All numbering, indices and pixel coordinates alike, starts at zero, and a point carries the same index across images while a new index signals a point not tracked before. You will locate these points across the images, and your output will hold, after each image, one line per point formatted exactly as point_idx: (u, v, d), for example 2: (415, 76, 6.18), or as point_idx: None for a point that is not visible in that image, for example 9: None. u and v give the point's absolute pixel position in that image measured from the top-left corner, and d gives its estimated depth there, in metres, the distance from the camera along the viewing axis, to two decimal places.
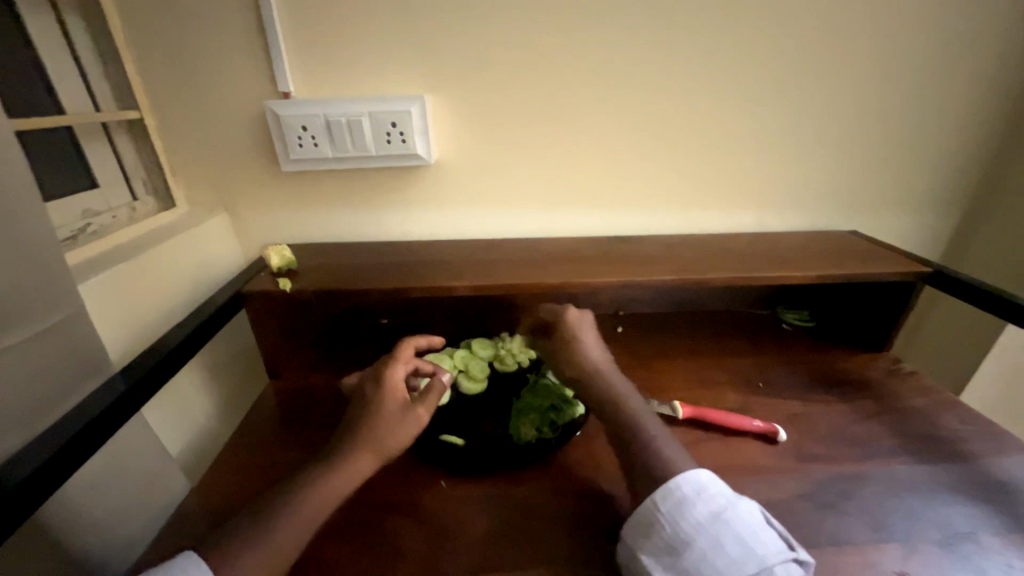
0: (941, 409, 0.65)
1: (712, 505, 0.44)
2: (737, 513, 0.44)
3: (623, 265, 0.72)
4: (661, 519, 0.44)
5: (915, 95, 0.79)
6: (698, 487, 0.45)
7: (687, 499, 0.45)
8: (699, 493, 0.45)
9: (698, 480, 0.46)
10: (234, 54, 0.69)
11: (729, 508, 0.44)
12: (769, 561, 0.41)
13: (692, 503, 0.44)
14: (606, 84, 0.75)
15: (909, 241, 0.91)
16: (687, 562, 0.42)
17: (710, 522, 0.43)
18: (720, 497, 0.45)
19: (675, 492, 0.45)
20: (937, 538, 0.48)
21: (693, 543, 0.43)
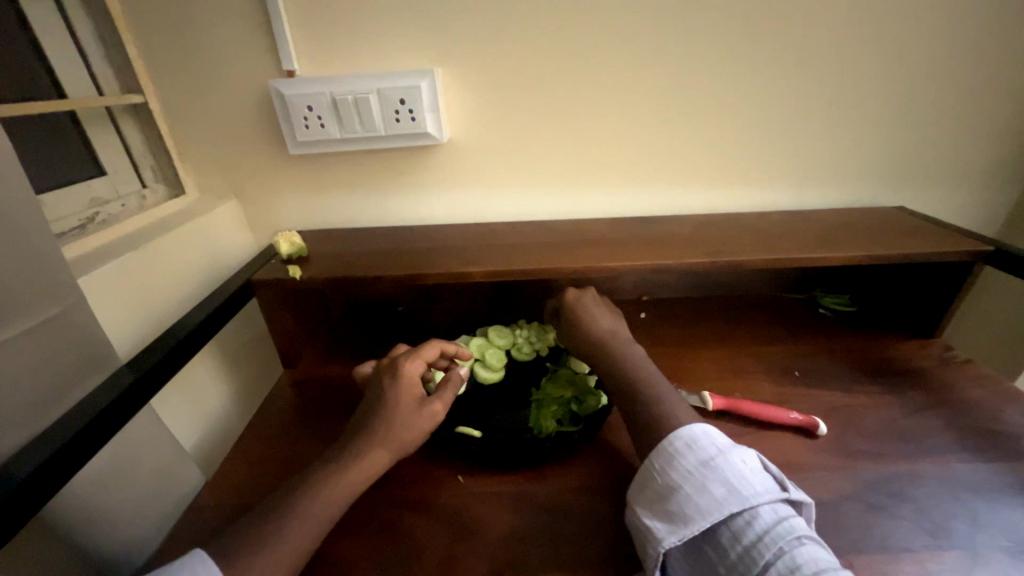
0: (1001, 400, 0.60)
1: (701, 454, 0.42)
2: (729, 461, 0.41)
3: (648, 248, 0.68)
4: (653, 473, 0.43)
5: (979, 51, 0.71)
6: (688, 439, 0.43)
7: (675, 450, 0.43)
8: (689, 444, 0.43)
9: (689, 431, 0.44)
10: (236, 30, 0.66)
11: (720, 455, 0.41)
12: (755, 502, 0.38)
13: (679, 453, 0.43)
14: (630, 51, 0.69)
15: (963, 216, 0.84)
16: (672, 507, 0.41)
17: (698, 470, 0.41)
18: (711, 446, 0.42)
19: (666, 445, 0.44)
20: (1003, 545, 0.44)
21: (677, 489, 0.41)
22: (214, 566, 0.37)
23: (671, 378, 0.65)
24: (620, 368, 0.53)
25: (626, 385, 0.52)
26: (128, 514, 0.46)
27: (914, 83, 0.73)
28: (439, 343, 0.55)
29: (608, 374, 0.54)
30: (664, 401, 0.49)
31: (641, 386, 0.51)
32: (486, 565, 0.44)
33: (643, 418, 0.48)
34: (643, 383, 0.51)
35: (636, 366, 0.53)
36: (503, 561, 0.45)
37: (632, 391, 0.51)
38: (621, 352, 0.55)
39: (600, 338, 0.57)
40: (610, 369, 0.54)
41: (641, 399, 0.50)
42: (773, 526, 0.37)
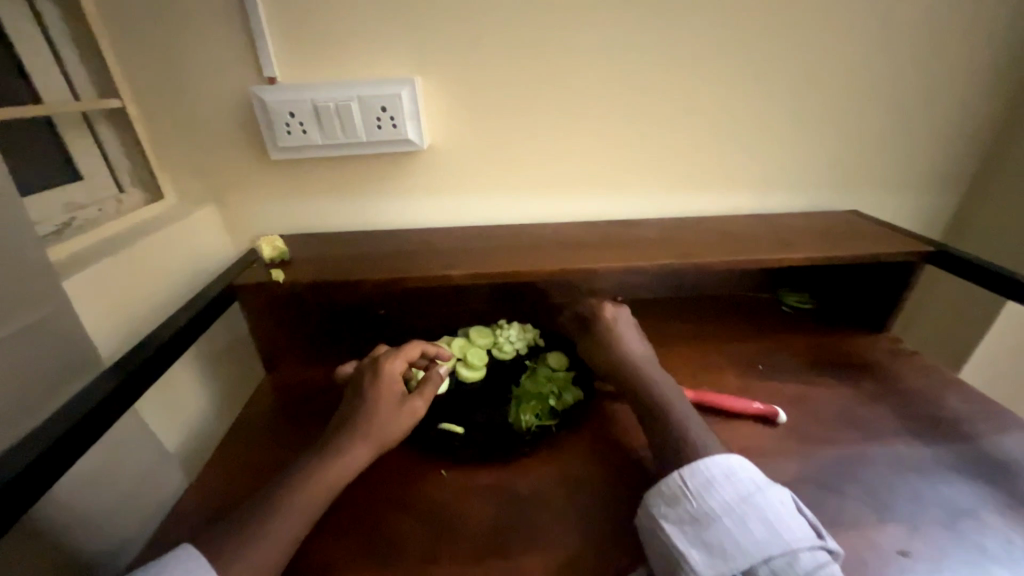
0: (943, 388, 0.65)
1: (741, 488, 0.44)
2: (766, 497, 0.43)
3: (622, 250, 0.71)
4: (689, 499, 0.44)
5: (920, 68, 0.77)
6: (727, 470, 0.45)
7: (715, 479, 0.44)
8: (728, 476, 0.45)
9: (728, 462, 0.46)
10: (216, 37, 0.66)
11: (758, 491, 0.43)
12: (796, 546, 0.40)
13: (719, 483, 0.44)
14: (602, 63, 0.72)
15: (911, 219, 0.90)
16: (708, 536, 0.42)
17: (738, 503, 0.43)
18: (749, 481, 0.44)
19: (703, 471, 0.45)
20: (940, 518, 0.48)
21: (715, 519, 0.42)
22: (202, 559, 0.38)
23: None
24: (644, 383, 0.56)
25: (648, 398, 0.54)
26: (108, 516, 0.47)
27: (864, 97, 0.79)
28: (417, 343, 0.57)
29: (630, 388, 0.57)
30: (684, 417, 0.52)
31: (662, 401, 0.54)
32: (469, 554, 0.46)
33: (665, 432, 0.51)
34: (666, 399, 0.54)
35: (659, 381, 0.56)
36: (486, 550, 0.47)
37: (655, 404, 0.54)
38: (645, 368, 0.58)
39: (626, 354, 0.59)
40: (632, 382, 0.57)
41: (662, 414, 0.52)
42: (813, 571, 0.39)
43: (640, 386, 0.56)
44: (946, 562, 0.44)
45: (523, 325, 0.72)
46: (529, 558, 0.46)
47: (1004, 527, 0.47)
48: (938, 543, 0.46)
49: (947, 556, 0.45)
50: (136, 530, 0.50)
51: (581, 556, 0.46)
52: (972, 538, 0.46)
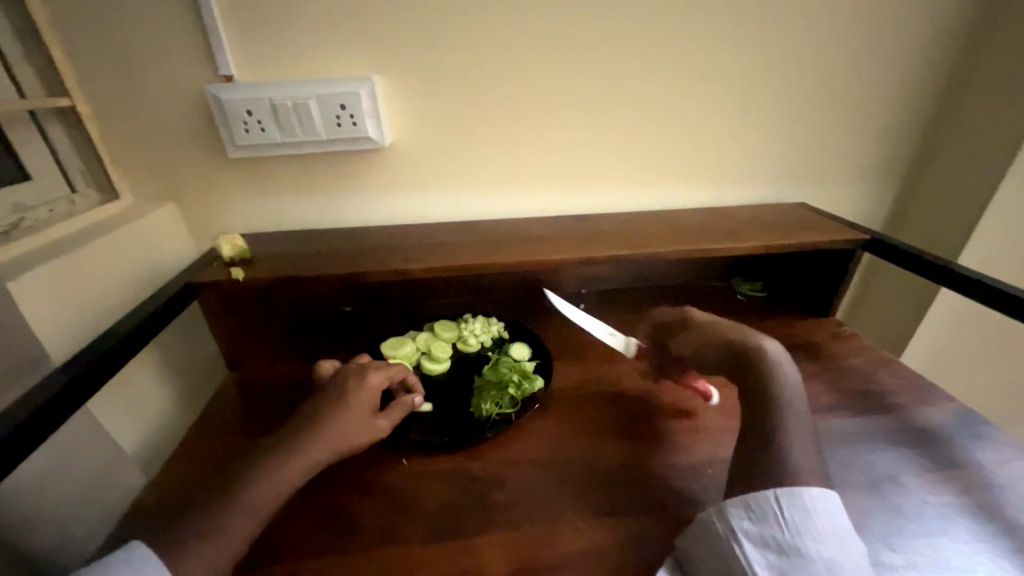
0: (876, 365, 0.70)
1: (836, 535, 0.41)
2: (853, 549, 0.41)
3: (581, 242, 0.74)
4: (782, 526, 0.41)
5: (856, 67, 0.82)
6: (827, 508, 0.42)
7: (814, 513, 0.42)
8: (826, 515, 0.42)
9: (831, 501, 0.43)
10: (169, 35, 0.66)
11: (848, 541, 0.41)
12: None
13: (816, 520, 0.41)
14: (557, 62, 0.75)
15: (854, 210, 0.96)
16: (791, 569, 0.40)
17: (831, 548, 0.40)
18: (843, 528, 0.42)
19: (806, 502, 0.42)
20: (864, 482, 0.52)
21: (803, 556, 0.40)
22: (150, 553, 0.39)
23: (603, 359, 0.72)
24: (755, 359, 0.53)
25: (755, 373, 0.52)
26: (61, 518, 0.48)
27: (806, 96, 0.83)
28: (405, 373, 0.58)
29: (738, 367, 0.54)
30: (789, 393, 0.50)
31: (771, 376, 0.51)
32: (426, 536, 0.48)
33: (767, 407, 0.49)
34: (775, 374, 0.51)
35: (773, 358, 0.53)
36: (443, 531, 0.48)
37: (761, 377, 0.52)
38: (757, 346, 0.54)
39: (732, 334, 0.57)
40: (742, 362, 0.54)
41: (766, 388, 0.51)
42: None
43: (750, 361, 0.53)
44: (867, 522, 0.48)
45: (488, 319, 0.74)
46: (485, 536, 0.48)
47: (921, 489, 0.51)
48: (861, 504, 0.50)
49: (869, 517, 0.49)
50: (87, 529, 0.50)
51: (534, 531, 0.48)
52: (891, 499, 0.50)
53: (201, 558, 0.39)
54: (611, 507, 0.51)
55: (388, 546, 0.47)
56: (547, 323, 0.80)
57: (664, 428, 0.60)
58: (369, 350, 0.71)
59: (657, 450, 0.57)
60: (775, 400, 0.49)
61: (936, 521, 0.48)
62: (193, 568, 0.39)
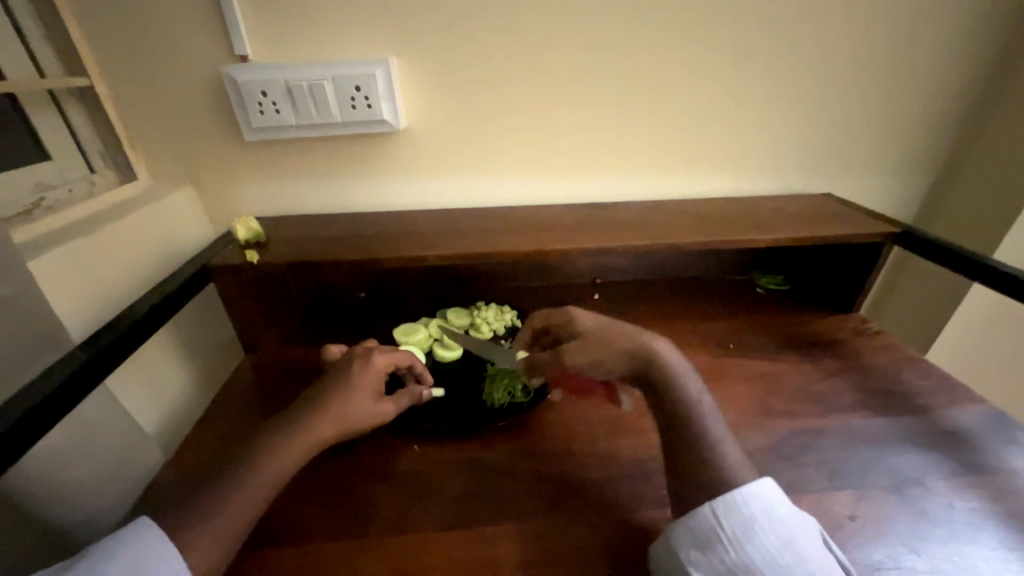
0: (902, 364, 0.67)
1: (782, 532, 0.40)
2: (805, 540, 0.40)
3: (598, 231, 0.72)
4: (724, 544, 0.40)
5: (895, 50, 0.77)
6: (765, 506, 0.42)
7: (754, 520, 0.41)
8: (766, 513, 0.41)
9: (766, 495, 0.42)
10: (185, 14, 0.65)
11: (798, 534, 0.40)
12: None
13: (758, 524, 0.41)
14: (578, 44, 0.72)
15: (884, 202, 0.92)
16: None
17: (779, 552, 0.39)
18: (788, 520, 0.41)
19: (740, 509, 0.41)
20: (887, 484, 0.51)
21: (754, 571, 0.39)
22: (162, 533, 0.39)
23: None
24: (661, 374, 0.49)
25: (665, 389, 0.48)
26: (82, 492, 0.49)
27: (839, 81, 0.79)
28: (414, 358, 0.58)
29: (643, 383, 0.50)
30: (702, 406, 0.48)
31: (681, 391, 0.48)
32: (437, 523, 0.48)
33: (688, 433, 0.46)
34: (685, 387, 0.48)
35: (672, 368, 0.49)
36: (454, 518, 0.48)
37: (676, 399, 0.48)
38: (659, 356, 0.49)
39: (630, 345, 0.50)
40: (646, 378, 0.49)
41: (680, 406, 0.47)
42: None
43: (655, 378, 0.49)
44: (890, 525, 0.47)
45: (501, 308, 0.73)
46: (495, 524, 0.48)
47: (947, 493, 0.50)
48: (883, 506, 0.48)
49: (892, 520, 0.47)
50: (105, 505, 0.51)
51: (546, 521, 0.48)
52: (915, 502, 0.49)
53: (217, 535, 0.40)
54: (621, 500, 0.50)
55: (400, 531, 0.47)
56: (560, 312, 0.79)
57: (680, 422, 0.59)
58: (382, 336, 0.70)
59: None
60: (690, 418, 0.47)
61: (962, 528, 0.46)
62: (208, 544, 0.40)
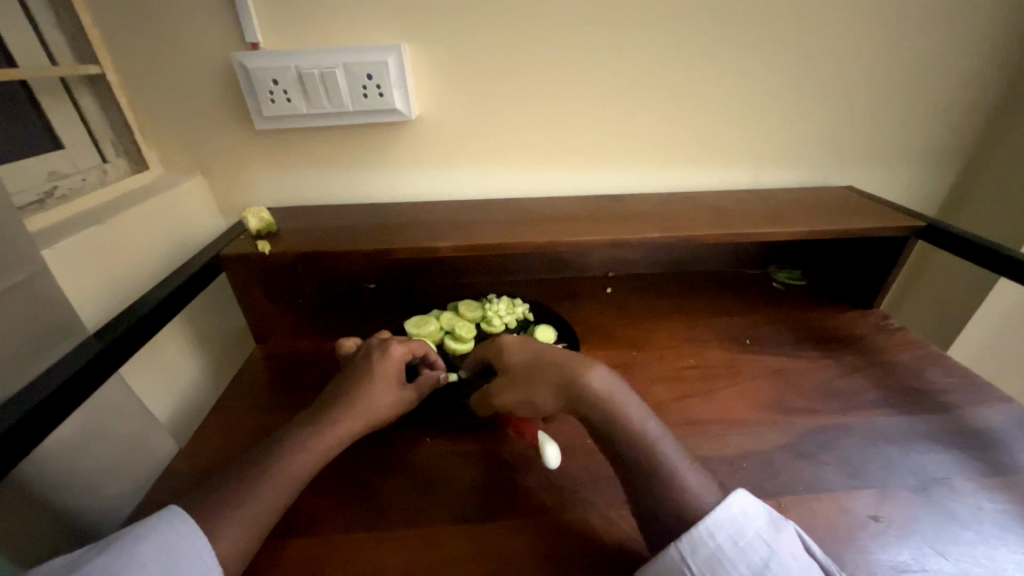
0: (926, 362, 0.65)
1: (753, 558, 0.37)
2: (781, 561, 0.37)
3: (612, 223, 0.71)
4: None
5: (924, 37, 0.74)
6: (732, 533, 0.38)
7: (721, 554, 0.38)
8: (734, 540, 0.38)
9: (733, 520, 0.39)
10: (195, 1, 0.64)
11: (773, 557, 0.37)
12: None
13: (727, 556, 0.37)
14: (595, 31, 0.70)
15: (905, 195, 0.89)
16: None
17: None
18: (759, 542, 0.38)
19: (706, 544, 0.38)
20: (911, 484, 0.49)
21: None
22: (193, 523, 0.38)
23: (629, 344, 0.69)
24: (593, 401, 0.46)
25: (601, 419, 0.45)
26: (95, 481, 0.49)
27: (865, 69, 0.76)
28: (428, 347, 0.58)
29: (579, 413, 0.47)
30: (648, 434, 0.44)
31: (619, 419, 0.45)
32: (451, 517, 0.47)
33: (633, 465, 0.43)
34: (621, 413, 0.45)
35: (602, 392, 0.46)
36: (469, 512, 0.47)
37: (615, 429, 0.45)
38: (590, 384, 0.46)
39: (556, 372, 0.48)
40: (581, 407, 0.46)
41: (619, 435, 0.45)
42: None
43: (588, 406, 0.46)
44: (914, 525, 0.45)
45: (513, 301, 0.72)
46: (510, 519, 0.47)
47: (975, 494, 0.48)
48: (908, 508, 0.47)
49: (916, 520, 0.46)
50: (119, 493, 0.52)
51: (563, 517, 0.47)
52: (942, 504, 0.47)
53: (234, 527, 0.40)
54: None
55: (414, 525, 0.46)
56: (572, 306, 0.78)
57: (696, 417, 0.57)
58: (393, 327, 0.70)
59: (691, 440, 0.54)
60: (638, 448, 0.44)
61: (990, 529, 0.45)
62: (231, 538, 0.39)
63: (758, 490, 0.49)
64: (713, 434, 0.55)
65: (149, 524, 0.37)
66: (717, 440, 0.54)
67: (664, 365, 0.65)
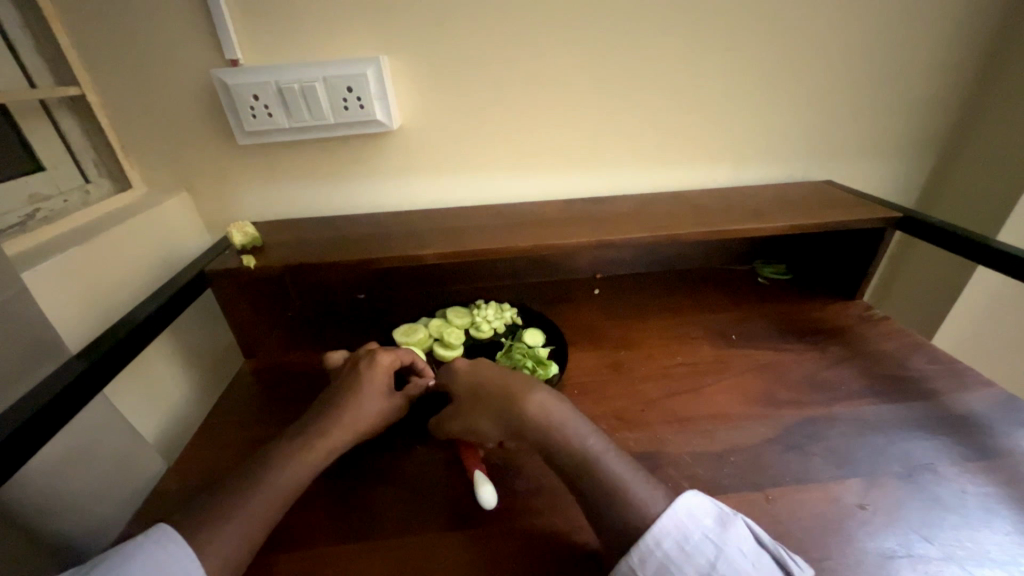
0: (909, 350, 0.66)
1: (700, 560, 0.37)
2: (729, 560, 0.37)
3: (597, 225, 0.72)
4: None
5: (893, 33, 0.76)
6: (678, 539, 0.38)
7: (669, 561, 0.38)
8: (681, 544, 0.38)
9: (678, 525, 0.39)
10: (173, 20, 0.65)
11: (720, 556, 0.37)
12: None
13: (675, 562, 0.38)
14: (572, 38, 0.71)
15: (883, 187, 0.91)
16: None
17: None
18: (706, 543, 0.38)
19: (654, 554, 0.38)
20: (898, 472, 0.50)
21: None
22: (180, 538, 0.38)
23: (618, 344, 0.70)
24: (533, 424, 0.46)
25: (547, 439, 0.46)
26: (83, 503, 0.49)
27: (837, 65, 0.78)
28: (415, 353, 0.59)
29: (521, 436, 0.47)
30: (592, 450, 0.45)
31: (563, 437, 0.45)
32: (441, 525, 0.47)
33: (579, 480, 0.44)
34: (564, 430, 0.46)
35: (541, 414, 0.46)
36: (459, 519, 0.48)
37: (560, 447, 0.45)
38: (529, 405, 0.47)
39: (498, 395, 0.49)
40: (522, 429, 0.47)
41: (565, 454, 0.45)
42: None
43: (531, 427, 0.46)
44: (899, 512, 0.46)
45: (501, 305, 0.73)
46: (499, 525, 0.47)
47: (959, 479, 0.49)
48: (894, 495, 0.48)
49: (901, 507, 0.46)
50: (107, 513, 0.51)
51: (553, 519, 0.47)
52: (928, 489, 0.48)
53: (225, 542, 0.39)
54: None
55: (404, 535, 0.46)
56: (560, 308, 0.78)
57: (684, 413, 0.58)
58: (382, 337, 0.70)
59: (679, 437, 0.55)
60: (588, 464, 0.44)
61: (974, 513, 0.46)
62: (221, 555, 0.39)
63: (746, 483, 0.49)
64: (700, 430, 0.55)
65: (137, 545, 0.37)
66: (704, 435, 0.55)
67: (653, 363, 0.66)
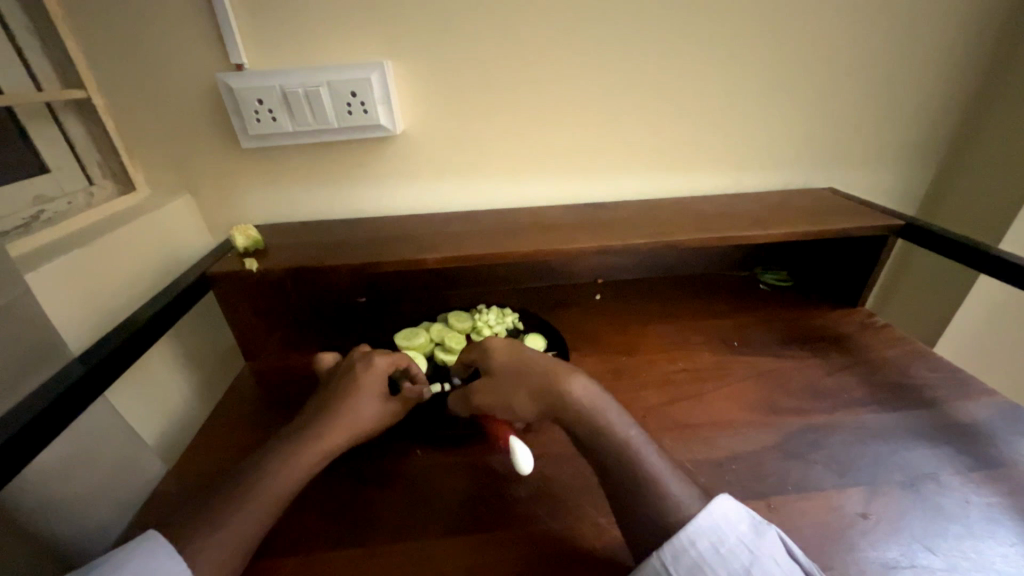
0: (910, 358, 0.66)
1: (734, 564, 0.37)
2: (763, 567, 0.37)
3: (598, 231, 0.72)
4: None
5: (894, 42, 0.77)
6: (713, 540, 0.38)
7: (703, 561, 0.37)
8: (716, 547, 0.38)
9: (713, 526, 0.39)
10: (179, 25, 0.65)
11: (755, 563, 0.37)
12: None
13: (709, 563, 0.37)
14: (574, 45, 0.72)
15: (884, 195, 0.91)
16: None
17: None
18: (740, 548, 0.38)
19: (688, 552, 0.38)
20: (900, 480, 0.50)
21: None
22: (172, 547, 0.38)
23: (619, 350, 0.70)
24: (574, 409, 0.46)
25: (587, 425, 0.45)
26: (81, 506, 0.49)
27: (838, 74, 0.79)
28: (411, 357, 0.58)
29: (558, 419, 0.47)
30: (632, 440, 0.45)
31: (606, 424, 0.45)
32: (441, 530, 0.47)
33: (614, 468, 0.43)
34: (606, 418, 0.45)
35: (585, 400, 0.46)
36: (458, 524, 0.47)
37: (602, 434, 0.45)
38: (574, 389, 0.46)
39: (538, 376, 0.48)
40: (563, 413, 0.46)
41: (603, 442, 0.44)
42: None
43: (572, 413, 0.46)
44: (902, 521, 0.46)
45: (503, 310, 0.73)
46: (499, 530, 0.47)
47: (962, 489, 0.49)
48: (897, 503, 0.47)
49: (904, 516, 0.46)
50: (104, 517, 0.51)
51: (553, 524, 0.47)
52: (930, 499, 0.48)
53: (222, 548, 0.39)
54: None
55: (404, 540, 0.46)
56: (561, 313, 0.78)
57: (685, 420, 0.58)
58: (383, 340, 0.70)
59: (680, 444, 0.54)
60: (622, 455, 0.44)
61: (977, 523, 0.45)
62: (216, 560, 0.39)
63: (748, 491, 0.49)
64: (702, 437, 0.55)
65: (130, 552, 0.37)
66: (706, 443, 0.55)
67: (654, 369, 0.66)
